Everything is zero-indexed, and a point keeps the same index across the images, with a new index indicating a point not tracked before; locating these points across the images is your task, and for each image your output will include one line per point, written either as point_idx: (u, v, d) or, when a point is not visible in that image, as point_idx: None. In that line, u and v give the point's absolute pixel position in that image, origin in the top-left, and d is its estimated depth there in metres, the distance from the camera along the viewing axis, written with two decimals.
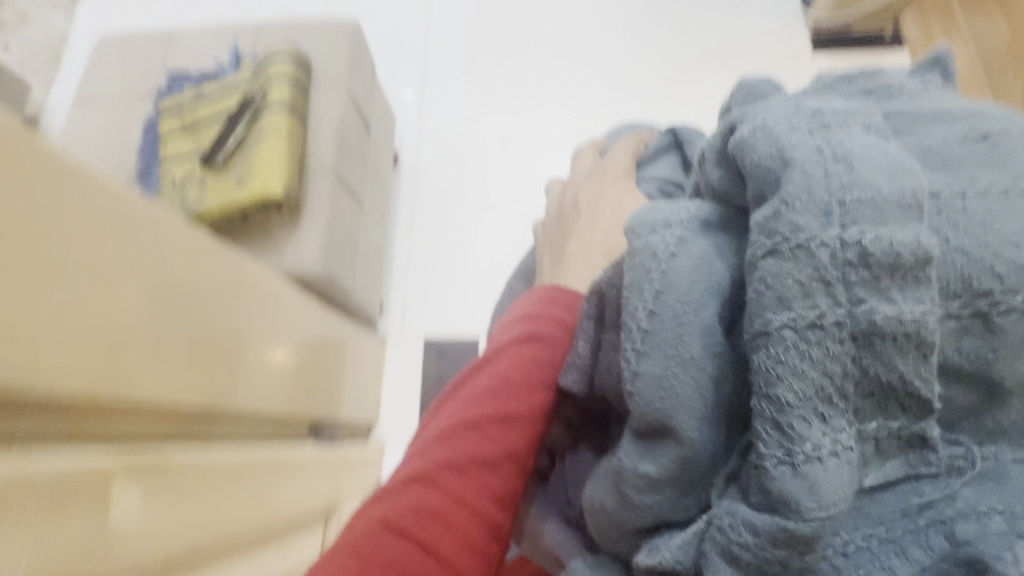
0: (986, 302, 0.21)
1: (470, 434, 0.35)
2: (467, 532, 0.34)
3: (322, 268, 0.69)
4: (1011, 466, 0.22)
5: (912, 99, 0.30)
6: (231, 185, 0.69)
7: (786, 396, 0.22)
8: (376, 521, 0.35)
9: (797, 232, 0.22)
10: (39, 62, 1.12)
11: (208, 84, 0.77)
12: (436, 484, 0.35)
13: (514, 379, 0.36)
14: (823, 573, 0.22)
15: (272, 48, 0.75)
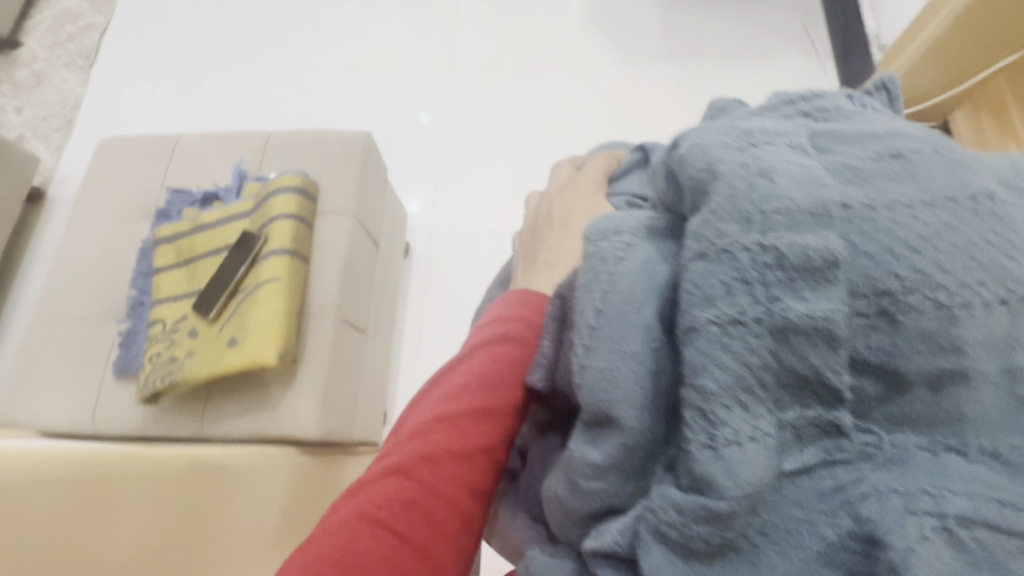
0: (888, 301, 0.24)
1: (446, 426, 0.36)
2: (442, 523, 0.34)
3: (318, 425, 0.86)
4: (915, 451, 0.24)
5: (846, 120, 0.33)
6: (222, 349, 0.84)
7: (709, 385, 0.24)
8: (347, 520, 0.34)
9: (720, 237, 0.25)
10: (50, 126, 1.46)
11: (208, 213, 0.97)
12: (410, 479, 0.35)
13: (487, 375, 0.38)
14: (744, 551, 0.23)
15: (276, 183, 0.93)
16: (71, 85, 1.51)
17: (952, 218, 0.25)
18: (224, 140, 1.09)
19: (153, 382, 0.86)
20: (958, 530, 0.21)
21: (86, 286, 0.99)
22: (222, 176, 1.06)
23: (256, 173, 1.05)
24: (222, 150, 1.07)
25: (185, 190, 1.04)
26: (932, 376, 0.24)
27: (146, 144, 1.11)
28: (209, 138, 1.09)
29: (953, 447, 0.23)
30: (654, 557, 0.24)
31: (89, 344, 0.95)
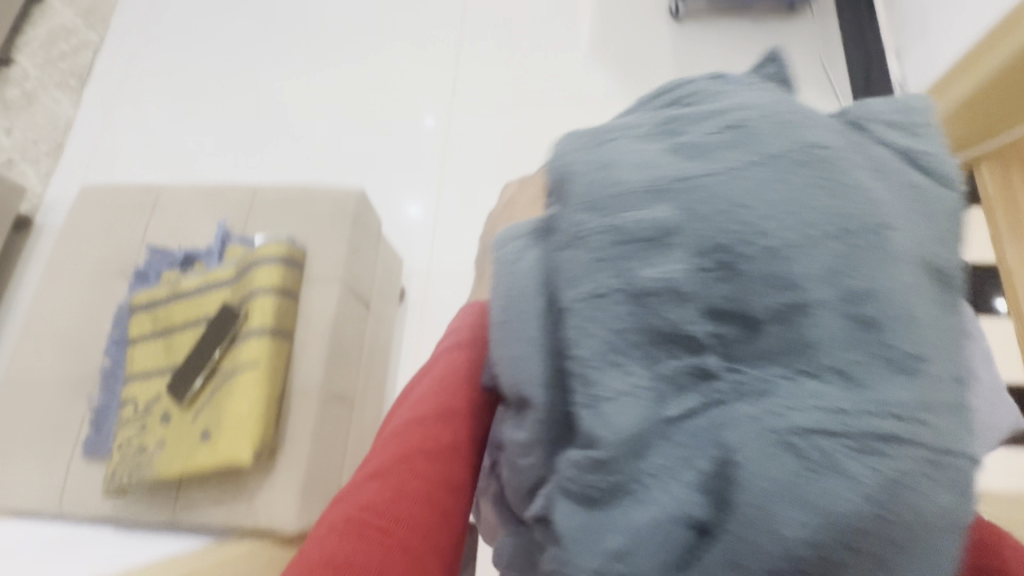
0: (725, 254, 0.27)
1: (415, 430, 0.40)
2: (422, 520, 0.36)
3: (296, 525, 0.66)
4: (777, 381, 0.26)
5: (705, 99, 0.36)
6: (196, 443, 0.66)
7: (583, 353, 0.28)
8: (333, 530, 0.36)
9: (575, 227, 0.29)
10: (41, 149, 1.24)
11: (192, 273, 0.76)
12: (391, 480, 0.37)
13: (447, 380, 0.42)
14: (636, 494, 0.26)
15: (260, 249, 0.73)
16: (65, 107, 1.29)
17: (778, 171, 0.28)
18: (211, 195, 0.85)
19: (114, 479, 0.68)
20: (799, 441, 0.24)
21: (52, 354, 0.78)
22: (206, 235, 0.83)
23: (242, 232, 0.82)
24: (209, 203, 0.85)
25: (163, 250, 0.81)
26: (777, 312, 0.27)
27: (126, 199, 0.87)
28: (200, 191, 0.85)
29: (808, 371, 0.26)
30: (564, 511, 0.28)
31: (59, 416, 0.75)
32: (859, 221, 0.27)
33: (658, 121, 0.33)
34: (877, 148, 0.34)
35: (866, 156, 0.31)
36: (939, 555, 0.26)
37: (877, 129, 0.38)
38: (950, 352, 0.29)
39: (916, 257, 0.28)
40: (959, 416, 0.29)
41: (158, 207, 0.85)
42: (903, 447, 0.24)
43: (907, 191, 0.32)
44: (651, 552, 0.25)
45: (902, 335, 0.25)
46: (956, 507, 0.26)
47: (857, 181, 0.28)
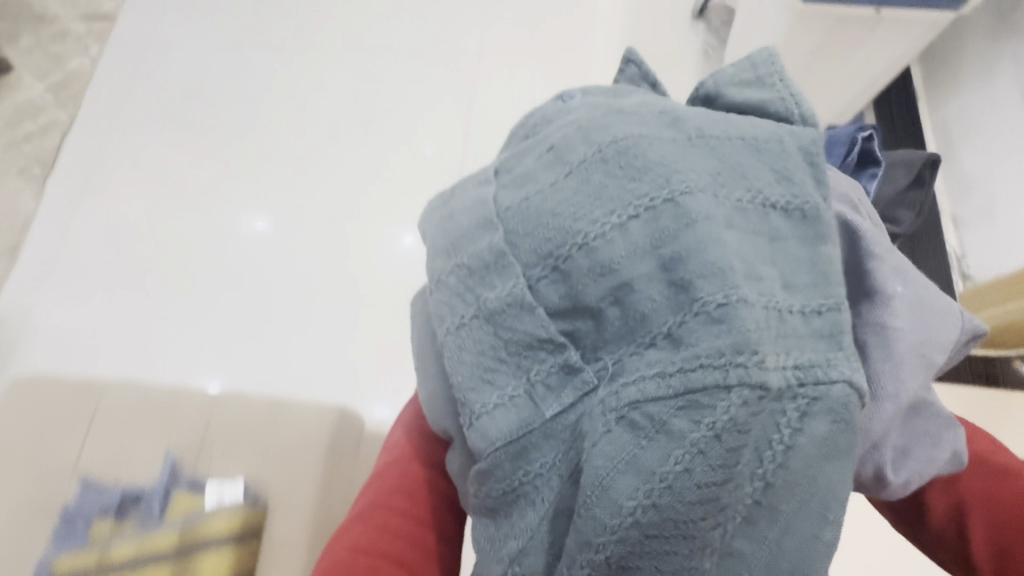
0: (553, 259, 0.30)
1: (390, 472, 0.40)
2: (399, 558, 0.35)
3: None
4: (626, 360, 0.28)
5: (545, 124, 0.38)
6: None
7: (460, 379, 0.32)
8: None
9: (436, 272, 0.34)
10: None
11: (133, 530, 0.71)
12: (372, 519, 0.38)
13: (415, 420, 0.43)
14: (530, 495, 0.28)
15: (214, 513, 0.72)
16: (24, 199, 1.05)
17: (585, 174, 0.31)
18: (160, 415, 0.82)
19: None
20: (631, 414, 0.25)
21: None
22: (147, 468, 0.78)
23: (192, 472, 0.77)
24: (158, 427, 0.81)
25: (99, 487, 0.75)
26: (608, 296, 0.29)
27: (66, 403, 0.83)
28: (139, 407, 0.83)
29: (649, 342, 0.27)
30: (478, 528, 0.30)
31: None
32: (658, 194, 0.29)
33: (497, 163, 0.37)
34: (710, 115, 0.36)
35: (682, 130, 0.33)
36: (819, 487, 0.26)
37: (730, 91, 0.41)
38: (803, 285, 0.31)
39: (735, 211, 0.30)
40: (830, 345, 0.29)
41: (96, 417, 0.81)
42: (726, 394, 0.24)
43: (733, 148, 0.33)
44: (540, 549, 0.27)
45: (710, 286, 0.26)
46: (834, 437, 0.26)
47: (661, 157, 0.31)
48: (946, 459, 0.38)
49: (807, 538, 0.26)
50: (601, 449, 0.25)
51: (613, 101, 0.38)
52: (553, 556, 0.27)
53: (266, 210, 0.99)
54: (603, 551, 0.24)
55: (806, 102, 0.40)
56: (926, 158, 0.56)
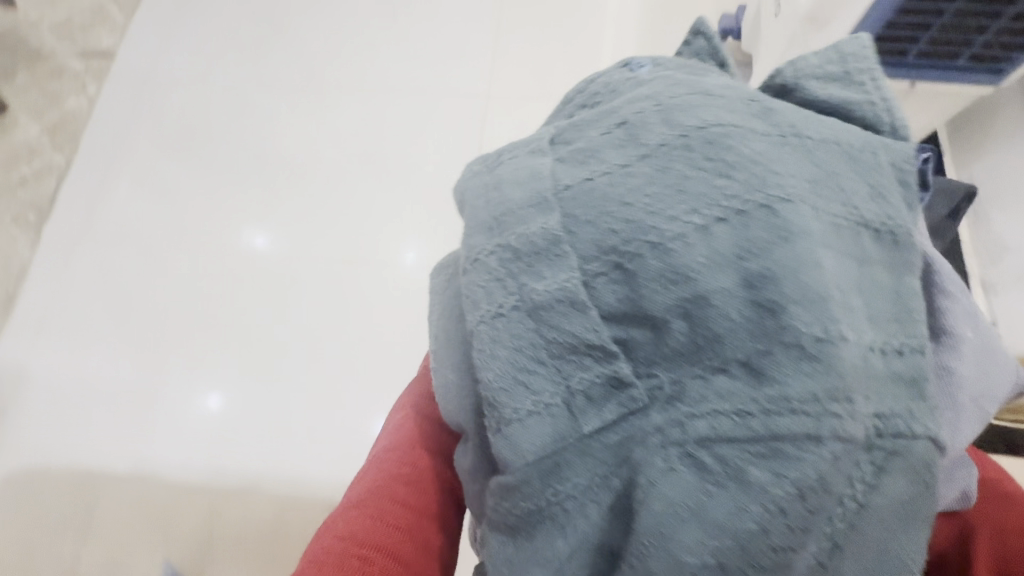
0: (617, 256, 0.26)
1: (395, 455, 0.37)
2: (403, 554, 0.33)
3: None
4: (689, 383, 0.24)
5: (611, 94, 0.33)
6: None
7: (489, 376, 0.28)
8: (312, 562, 0.32)
9: (473, 250, 0.30)
10: None
11: None
12: (371, 505, 0.34)
13: (425, 402, 0.40)
14: (558, 519, 0.25)
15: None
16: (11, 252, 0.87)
17: (664, 161, 0.27)
18: (159, 510, 0.74)
19: None
20: (699, 453, 0.22)
21: None
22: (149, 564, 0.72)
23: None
24: (157, 529, 0.73)
25: None
26: (678, 308, 0.25)
27: (71, 483, 0.76)
28: (146, 503, 0.74)
29: (720, 367, 0.24)
30: (493, 545, 0.27)
31: None
32: (752, 199, 0.25)
33: (554, 132, 0.32)
34: (801, 111, 0.32)
35: (776, 123, 0.29)
36: (889, 553, 0.23)
37: (811, 85, 0.36)
38: (887, 321, 0.27)
39: (831, 229, 0.26)
40: (910, 391, 0.26)
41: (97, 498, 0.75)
42: (814, 446, 0.21)
43: (829, 153, 0.29)
44: None
45: (805, 316, 0.23)
46: (909, 499, 0.24)
47: (756, 154, 0.26)
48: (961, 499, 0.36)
49: None
50: (662, 490, 0.22)
51: (692, 77, 0.33)
52: None
53: (267, 223, 0.88)
54: None
55: (894, 106, 0.35)
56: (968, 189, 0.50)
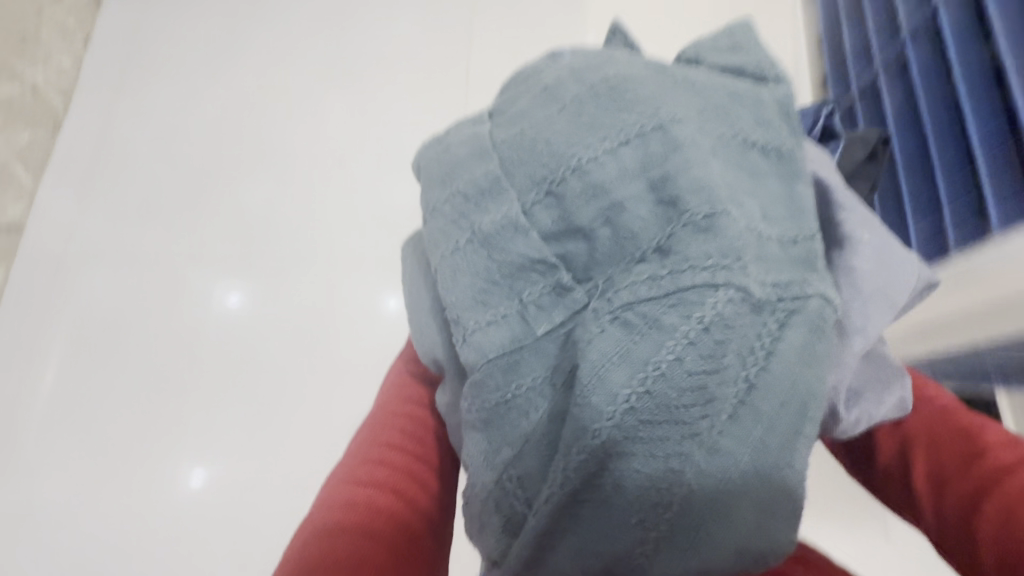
0: (547, 184, 0.31)
1: (396, 417, 0.43)
2: (411, 495, 0.38)
3: None
4: (616, 275, 0.29)
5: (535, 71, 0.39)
6: None
7: (453, 301, 0.32)
8: (324, 507, 0.36)
9: (432, 202, 0.35)
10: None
11: None
12: (377, 458, 0.39)
13: (417, 373, 0.46)
14: (521, 406, 0.29)
15: None
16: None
17: (578, 109, 0.33)
18: None
19: None
20: (624, 315, 0.26)
21: None
22: None
23: None
24: None
25: None
26: (599, 216, 0.30)
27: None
28: None
29: (639, 257, 0.28)
30: (470, 445, 0.30)
31: None
32: (647, 124, 0.31)
33: (490, 108, 0.38)
34: (693, 70, 0.38)
35: (668, 74, 0.35)
36: (801, 390, 0.27)
37: (708, 56, 0.42)
38: (781, 216, 0.32)
39: (716, 145, 0.32)
40: (805, 267, 0.31)
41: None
42: (714, 291, 0.26)
43: (714, 93, 0.35)
44: (533, 456, 0.27)
45: (696, 200, 0.28)
46: (810, 344, 0.28)
47: (649, 92, 0.32)
48: (894, 407, 0.40)
49: (789, 434, 0.27)
50: (598, 347, 0.26)
51: (603, 51, 0.39)
52: (549, 457, 0.27)
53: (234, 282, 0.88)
54: (597, 436, 0.25)
55: (777, 65, 0.41)
56: (881, 137, 0.54)
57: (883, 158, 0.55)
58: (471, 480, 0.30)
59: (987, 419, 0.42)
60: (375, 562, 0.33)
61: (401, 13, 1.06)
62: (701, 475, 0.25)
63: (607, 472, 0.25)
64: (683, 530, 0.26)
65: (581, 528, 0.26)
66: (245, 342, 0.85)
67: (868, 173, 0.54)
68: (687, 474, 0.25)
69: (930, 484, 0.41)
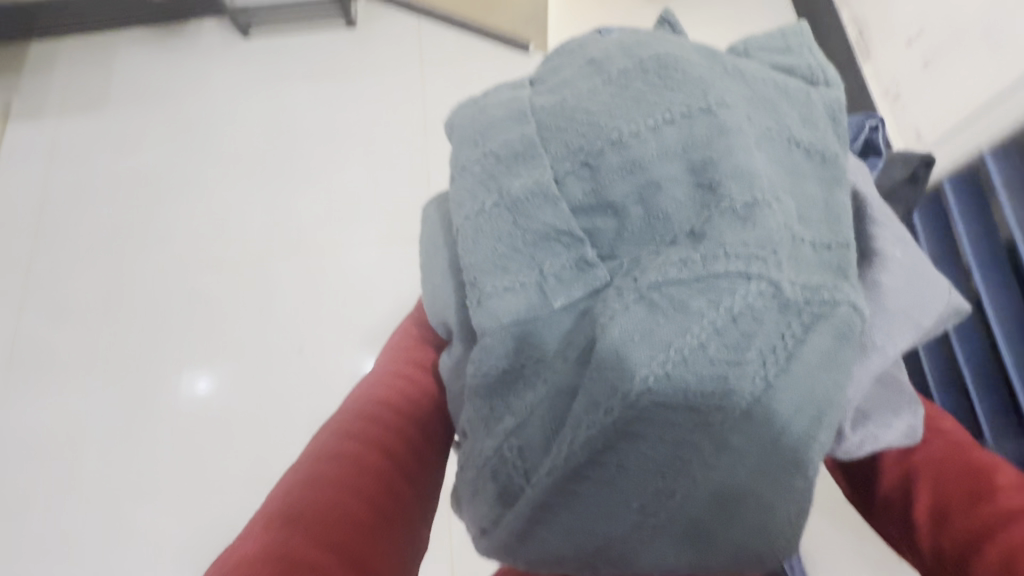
0: (583, 155, 0.30)
1: (396, 378, 0.42)
2: (399, 457, 0.37)
3: None
4: (643, 255, 0.28)
5: (579, 43, 0.38)
6: None
7: (471, 262, 0.31)
8: (314, 457, 0.36)
9: (462, 159, 0.34)
10: None
11: None
12: (372, 415, 0.39)
13: (423, 338, 0.46)
14: (529, 377, 0.28)
15: None
16: None
17: (624, 83, 0.32)
18: None
19: None
20: (650, 295, 0.25)
21: None
22: None
23: None
24: None
25: None
26: (633, 194, 0.29)
27: None
28: None
29: (670, 241, 0.27)
30: (470, 411, 0.30)
31: None
32: (694, 106, 0.30)
33: (531, 76, 0.37)
34: (744, 62, 0.37)
35: (719, 62, 0.34)
36: (818, 396, 0.26)
37: (759, 54, 0.41)
38: (817, 220, 0.31)
39: (761, 136, 0.31)
40: (836, 275, 0.30)
41: None
42: (745, 282, 0.25)
43: (764, 86, 0.34)
44: (534, 430, 0.27)
45: (736, 187, 0.27)
46: (833, 351, 0.27)
47: (699, 74, 0.31)
48: (903, 432, 0.39)
49: (802, 438, 0.26)
50: (619, 324, 0.25)
51: (654, 32, 0.38)
52: (552, 431, 0.26)
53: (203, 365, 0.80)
54: (608, 413, 0.24)
55: (827, 69, 0.40)
56: (924, 157, 0.52)
57: (925, 179, 0.53)
58: (468, 448, 0.30)
59: (999, 460, 0.41)
60: (357, 518, 0.32)
61: (359, 87, 1.00)
62: (704, 468, 0.25)
63: (610, 453, 0.25)
64: (682, 521, 0.25)
65: (578, 508, 0.25)
66: (222, 436, 0.76)
67: (903, 194, 0.53)
68: (691, 467, 0.25)
69: (930, 516, 0.40)
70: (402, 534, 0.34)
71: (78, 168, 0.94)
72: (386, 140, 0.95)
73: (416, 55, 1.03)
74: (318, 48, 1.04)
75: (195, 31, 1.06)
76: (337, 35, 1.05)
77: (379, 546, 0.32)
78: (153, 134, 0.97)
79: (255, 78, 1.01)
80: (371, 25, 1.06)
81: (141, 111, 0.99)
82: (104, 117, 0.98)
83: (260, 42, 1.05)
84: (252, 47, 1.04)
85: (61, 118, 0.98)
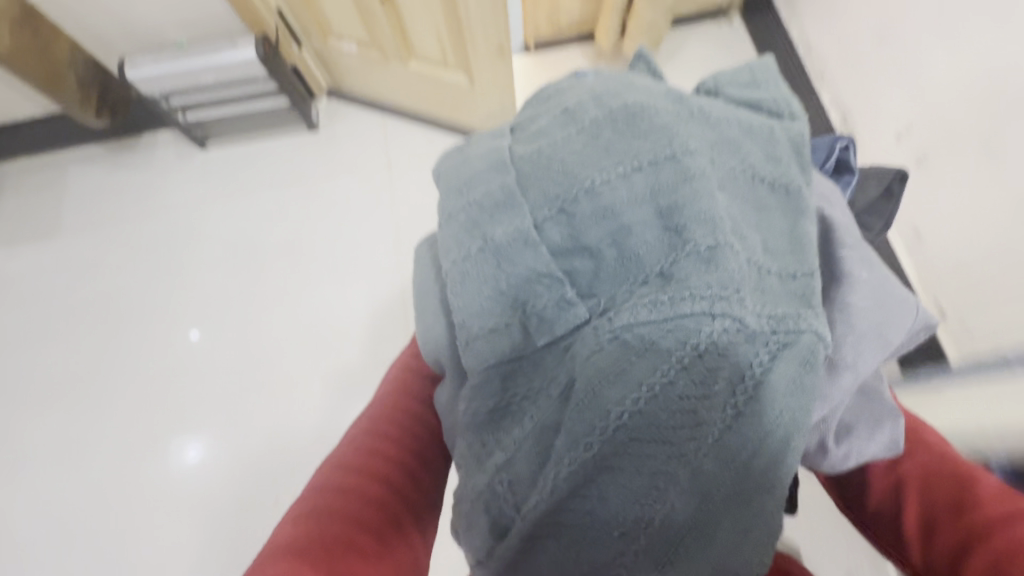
0: (560, 202, 0.33)
1: (397, 410, 0.45)
2: (401, 485, 0.39)
3: None
4: (619, 295, 0.30)
5: (557, 89, 0.40)
6: None
7: (460, 304, 0.34)
8: (320, 489, 0.38)
9: (449, 207, 0.36)
10: None
11: None
12: (374, 447, 0.41)
13: (421, 370, 0.48)
14: (518, 412, 0.30)
15: None
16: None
17: (597, 132, 0.34)
18: None
19: None
20: (624, 336, 0.28)
21: None
22: None
23: None
24: None
25: None
26: (607, 238, 0.31)
27: None
28: None
29: (642, 282, 0.30)
30: (465, 445, 0.32)
31: None
32: (660, 152, 0.32)
33: (511, 125, 0.39)
34: (710, 101, 0.39)
35: (686, 105, 0.36)
36: (787, 422, 0.28)
37: (729, 88, 0.43)
38: (783, 251, 0.33)
39: (725, 177, 0.33)
40: (802, 304, 0.31)
41: None
42: (710, 320, 0.27)
43: (729, 127, 0.36)
44: (521, 463, 0.28)
45: (701, 231, 0.29)
46: (803, 379, 0.28)
47: (665, 121, 0.33)
48: (882, 443, 0.41)
49: (770, 462, 0.28)
50: (596, 364, 0.27)
51: (628, 76, 0.40)
52: (538, 465, 0.28)
53: (198, 435, 0.95)
54: (588, 450, 0.26)
55: (791, 103, 0.42)
56: (896, 174, 0.54)
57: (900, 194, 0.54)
58: (463, 480, 0.32)
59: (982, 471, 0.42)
60: (363, 548, 0.34)
61: (335, 174, 1.14)
62: (679, 494, 0.27)
63: (592, 485, 0.27)
64: (660, 545, 0.27)
65: (564, 536, 0.27)
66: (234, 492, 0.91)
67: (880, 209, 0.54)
68: (666, 494, 0.27)
69: (919, 535, 0.41)
70: (406, 559, 0.36)
71: (38, 294, 1.10)
72: (361, 227, 1.08)
73: (383, 156, 1.15)
74: (275, 152, 1.17)
75: (151, 148, 1.21)
76: (300, 138, 1.18)
77: (386, 573, 0.34)
78: (117, 251, 1.12)
79: (221, 187, 1.15)
80: (332, 127, 1.18)
81: (110, 223, 1.14)
82: (67, 236, 1.15)
83: (217, 151, 1.18)
84: (209, 158, 1.18)
85: (16, 246, 1.15)
